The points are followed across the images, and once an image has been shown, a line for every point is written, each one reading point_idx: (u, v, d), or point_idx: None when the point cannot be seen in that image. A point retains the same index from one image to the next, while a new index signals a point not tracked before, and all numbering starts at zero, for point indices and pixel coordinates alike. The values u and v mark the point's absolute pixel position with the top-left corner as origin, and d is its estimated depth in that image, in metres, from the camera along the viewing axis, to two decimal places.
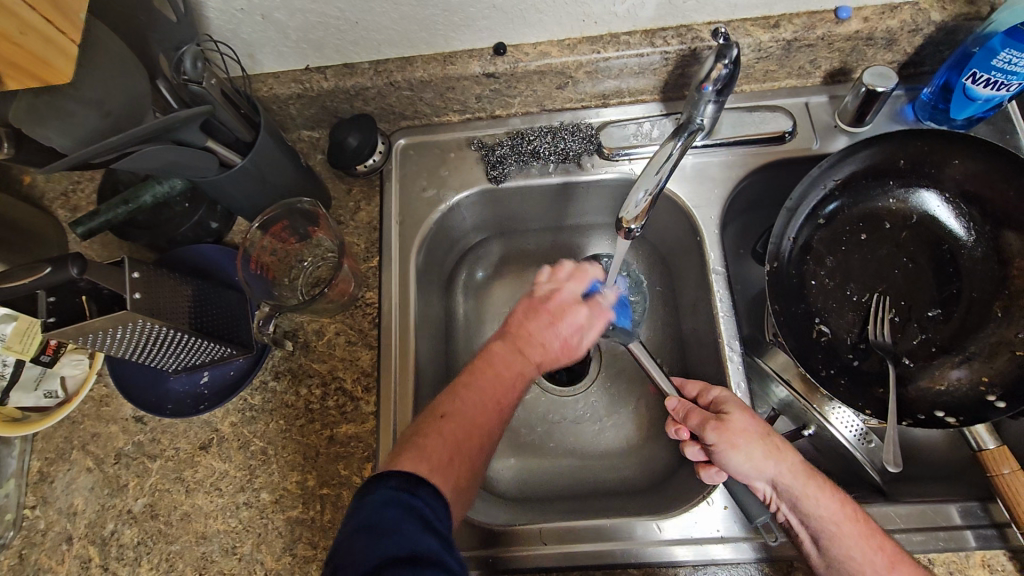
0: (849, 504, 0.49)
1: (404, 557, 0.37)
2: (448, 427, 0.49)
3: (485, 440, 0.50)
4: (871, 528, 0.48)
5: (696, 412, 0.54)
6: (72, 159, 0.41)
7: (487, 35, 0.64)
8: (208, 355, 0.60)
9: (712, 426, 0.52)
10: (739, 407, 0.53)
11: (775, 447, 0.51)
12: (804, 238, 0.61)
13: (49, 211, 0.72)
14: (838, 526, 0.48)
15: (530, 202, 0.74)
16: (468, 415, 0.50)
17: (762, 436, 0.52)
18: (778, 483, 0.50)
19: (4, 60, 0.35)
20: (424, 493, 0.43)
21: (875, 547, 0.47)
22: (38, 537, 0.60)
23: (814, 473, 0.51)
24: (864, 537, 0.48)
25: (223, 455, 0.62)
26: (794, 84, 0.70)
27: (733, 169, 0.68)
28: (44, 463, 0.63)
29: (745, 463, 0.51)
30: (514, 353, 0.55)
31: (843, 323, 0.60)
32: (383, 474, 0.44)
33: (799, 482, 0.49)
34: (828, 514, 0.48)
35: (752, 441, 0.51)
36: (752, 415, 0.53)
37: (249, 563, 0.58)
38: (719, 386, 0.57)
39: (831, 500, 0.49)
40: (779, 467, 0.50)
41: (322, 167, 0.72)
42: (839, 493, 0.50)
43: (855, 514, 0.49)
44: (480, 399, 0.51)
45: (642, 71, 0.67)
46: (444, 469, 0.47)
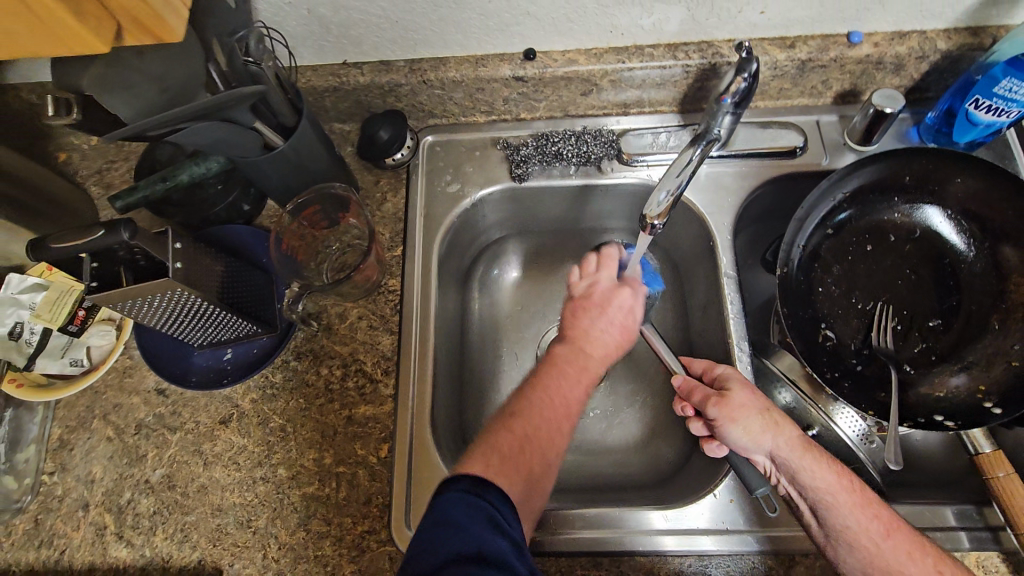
0: (847, 475, 0.52)
1: (471, 555, 0.39)
2: (517, 424, 0.50)
3: (556, 439, 0.51)
4: (866, 498, 0.50)
5: (698, 387, 0.57)
6: (128, 130, 0.42)
7: (519, 41, 0.67)
8: (234, 331, 0.63)
9: (713, 402, 0.55)
10: (740, 383, 0.57)
11: (774, 421, 0.54)
12: (813, 246, 0.64)
13: (82, 187, 0.74)
14: (835, 496, 0.50)
15: (549, 202, 0.76)
16: (539, 415, 0.51)
17: (761, 411, 0.55)
18: (776, 455, 0.53)
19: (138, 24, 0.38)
20: (493, 496, 0.44)
21: (870, 515, 0.49)
22: (55, 502, 0.61)
23: (813, 446, 0.53)
24: (861, 506, 0.50)
25: (243, 431, 0.63)
26: (806, 103, 0.74)
27: (746, 180, 0.71)
28: (64, 431, 0.64)
29: (744, 436, 0.54)
30: (579, 355, 0.57)
31: (847, 328, 0.62)
32: (452, 476, 0.46)
33: (795, 454, 0.52)
34: (825, 485, 0.51)
35: (751, 414, 0.54)
36: (752, 390, 0.56)
37: (264, 537, 0.59)
38: (722, 364, 0.59)
39: (828, 472, 0.51)
40: (776, 440, 0.53)
41: (351, 159, 0.75)
42: (837, 465, 0.52)
43: (852, 484, 0.51)
44: (547, 397, 0.53)
45: (663, 82, 0.70)
46: (513, 469, 0.48)
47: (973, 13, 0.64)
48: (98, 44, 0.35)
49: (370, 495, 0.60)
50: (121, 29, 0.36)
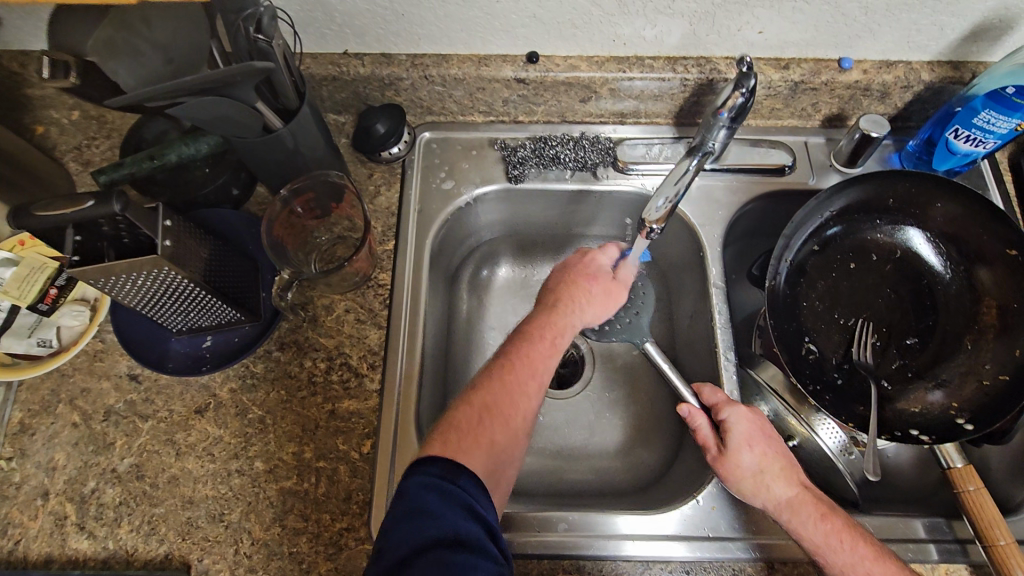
0: (842, 534, 0.52)
1: (450, 538, 0.40)
2: (478, 400, 0.51)
3: (523, 421, 0.52)
4: (863, 555, 0.50)
5: (701, 432, 0.59)
6: (124, 98, 0.42)
7: (523, 43, 0.68)
8: (216, 317, 0.61)
9: (714, 459, 0.58)
10: (740, 438, 0.57)
11: (765, 480, 0.56)
12: (799, 261, 0.66)
13: (60, 162, 0.70)
14: (826, 556, 0.51)
15: (543, 206, 0.77)
16: (499, 399, 0.52)
17: (756, 470, 0.56)
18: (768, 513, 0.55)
19: None
20: (466, 481, 0.44)
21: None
22: (11, 490, 0.58)
23: (807, 505, 0.53)
24: (854, 566, 0.50)
25: (219, 421, 0.61)
26: (795, 124, 0.76)
27: (737, 195, 0.73)
28: (26, 415, 0.61)
29: (736, 492, 0.56)
30: (554, 329, 0.58)
31: (830, 343, 0.64)
32: (423, 459, 0.45)
33: (783, 517, 0.54)
34: (813, 545, 0.52)
35: (743, 474, 0.56)
36: (751, 448, 0.57)
37: (237, 531, 0.56)
38: (729, 409, 0.59)
39: (818, 531, 0.52)
40: (766, 502, 0.55)
41: (345, 151, 0.74)
42: (829, 524, 0.52)
43: (843, 544, 0.51)
44: (510, 377, 0.53)
45: (660, 94, 0.71)
46: (474, 440, 0.48)
47: (954, 48, 0.67)
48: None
49: (350, 491, 0.58)
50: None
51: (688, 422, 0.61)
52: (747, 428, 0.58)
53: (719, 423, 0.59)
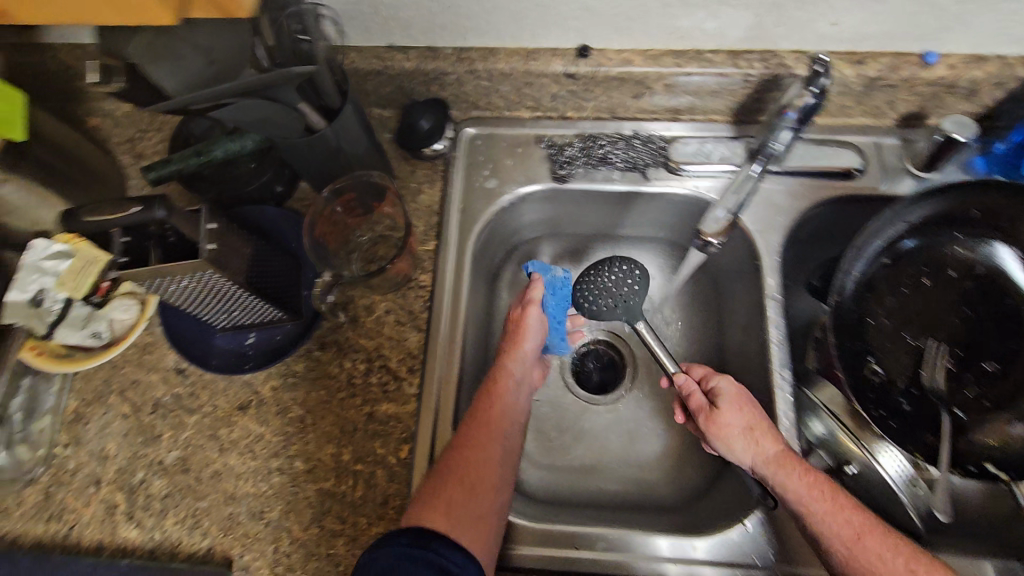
0: (823, 486, 0.52)
1: None
2: (451, 467, 0.54)
3: (488, 475, 0.55)
4: (840, 504, 0.51)
5: (694, 396, 0.63)
6: (161, 104, 0.42)
7: (574, 36, 0.64)
8: (258, 316, 0.61)
9: (707, 420, 0.60)
10: (731, 400, 0.60)
11: (756, 436, 0.57)
12: (867, 277, 0.62)
13: (113, 155, 0.72)
14: (809, 507, 0.52)
15: (590, 207, 0.74)
16: (467, 461, 0.54)
17: (747, 429, 0.58)
18: (756, 468, 0.56)
19: None
20: (437, 545, 0.46)
21: (840, 524, 0.50)
22: (67, 476, 0.60)
23: (793, 459, 0.54)
24: (833, 515, 0.50)
25: (261, 419, 0.61)
26: (867, 123, 0.70)
27: (799, 200, 0.68)
28: (80, 404, 0.63)
29: (726, 449, 0.58)
30: (497, 396, 0.60)
31: (896, 365, 0.60)
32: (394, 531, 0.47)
33: (770, 470, 0.54)
34: (796, 495, 0.52)
35: (733, 431, 0.58)
36: (744, 409, 0.59)
37: (276, 530, 0.57)
38: (721, 375, 0.62)
39: (801, 483, 0.52)
40: (755, 456, 0.56)
41: (388, 147, 0.73)
42: (812, 476, 0.53)
43: (825, 494, 0.52)
44: (470, 438, 0.56)
45: (719, 91, 0.67)
46: (436, 504, 0.51)
47: None
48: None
49: (387, 496, 0.58)
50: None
51: (683, 388, 0.65)
52: (739, 393, 0.60)
53: (712, 387, 0.62)
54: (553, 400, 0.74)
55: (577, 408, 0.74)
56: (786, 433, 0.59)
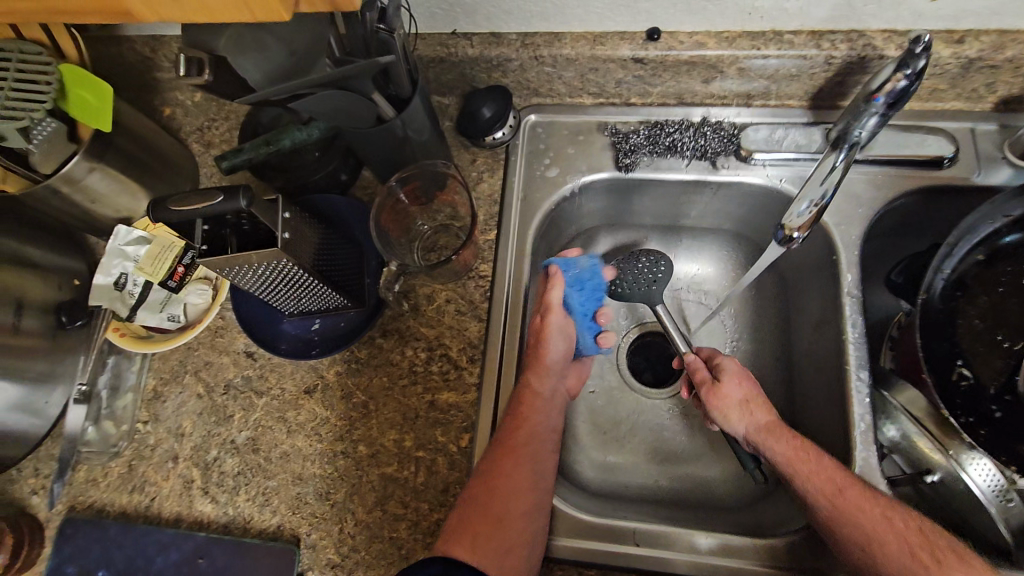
0: (810, 449, 0.54)
1: None
2: (480, 497, 0.54)
3: (518, 502, 0.55)
4: (825, 463, 0.52)
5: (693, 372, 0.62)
6: (249, 98, 0.43)
7: (644, 19, 0.62)
8: (325, 302, 0.62)
9: (705, 391, 0.60)
10: (732, 373, 0.60)
11: (751, 407, 0.58)
12: (958, 274, 0.57)
13: (185, 143, 0.74)
14: (795, 467, 0.53)
15: (653, 197, 0.72)
16: (498, 490, 0.54)
17: (743, 400, 0.59)
18: (749, 438, 0.58)
19: None
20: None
21: (822, 481, 0.51)
22: (147, 451, 0.63)
23: (783, 427, 0.56)
24: (819, 473, 0.52)
25: (326, 403, 0.63)
26: (960, 107, 0.65)
27: (882, 190, 0.64)
28: (158, 383, 0.65)
29: (722, 421, 0.59)
30: (525, 419, 0.58)
31: (989, 369, 0.56)
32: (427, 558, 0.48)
33: (762, 437, 0.56)
34: (783, 458, 0.54)
35: (730, 404, 0.58)
36: (743, 381, 0.60)
37: (341, 511, 0.59)
38: (720, 351, 0.63)
39: (789, 446, 0.54)
40: (748, 426, 0.58)
41: (449, 134, 0.72)
42: (798, 440, 0.54)
43: (810, 455, 0.53)
44: (500, 467, 0.55)
45: (798, 74, 0.63)
46: (466, 535, 0.53)
47: None
48: (281, 11, 0.40)
49: (448, 483, 0.59)
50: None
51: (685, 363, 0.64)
52: (739, 366, 0.61)
53: (711, 362, 0.62)
54: (610, 393, 0.73)
55: (634, 402, 0.72)
56: (861, 435, 0.56)
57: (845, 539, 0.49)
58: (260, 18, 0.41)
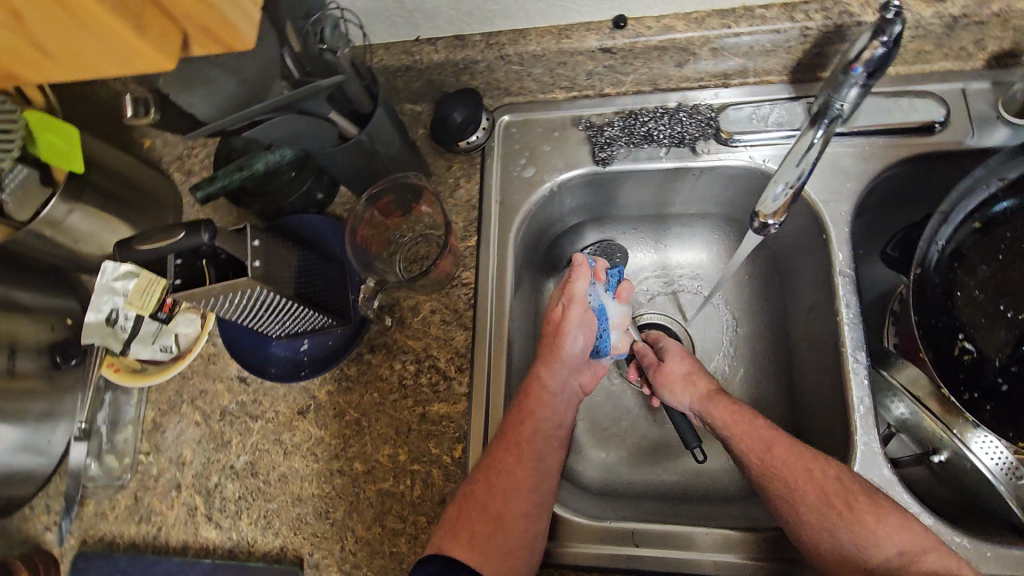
0: (744, 412, 0.57)
1: None
2: (484, 496, 0.54)
3: (522, 502, 0.54)
4: (756, 423, 0.56)
5: (643, 356, 0.67)
6: (206, 128, 0.42)
7: (609, 7, 0.60)
8: (309, 323, 0.62)
9: (652, 371, 0.65)
10: (674, 352, 0.65)
11: (694, 379, 0.62)
12: (955, 244, 0.55)
13: (165, 174, 0.74)
14: (728, 427, 0.57)
15: (635, 187, 0.70)
16: (496, 487, 0.54)
17: (687, 373, 0.62)
18: (693, 409, 0.61)
19: (196, 24, 0.31)
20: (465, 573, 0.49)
21: (751, 439, 0.55)
22: (151, 481, 0.64)
23: (722, 395, 0.60)
24: (750, 432, 0.55)
25: (320, 422, 0.63)
26: (949, 68, 0.62)
27: (870, 162, 0.61)
28: (157, 413, 0.66)
29: (669, 397, 0.63)
30: (528, 415, 0.58)
31: (993, 341, 0.53)
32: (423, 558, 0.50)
33: (703, 406, 0.60)
34: (721, 421, 0.57)
35: (674, 379, 0.63)
36: (687, 358, 0.64)
37: (341, 529, 0.59)
38: (666, 336, 0.68)
39: (725, 411, 0.58)
40: (691, 396, 0.61)
41: (423, 142, 0.72)
42: (735, 406, 0.58)
43: (742, 417, 0.57)
44: (503, 466, 0.55)
45: (774, 49, 0.61)
46: (464, 527, 0.52)
47: None
48: (161, 61, 0.31)
49: (444, 495, 0.58)
50: (185, 38, 0.32)
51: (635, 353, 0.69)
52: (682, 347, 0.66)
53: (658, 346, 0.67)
54: (607, 390, 0.72)
55: (631, 396, 0.72)
56: (862, 419, 0.54)
57: (774, 493, 0.52)
58: (136, 72, 0.32)
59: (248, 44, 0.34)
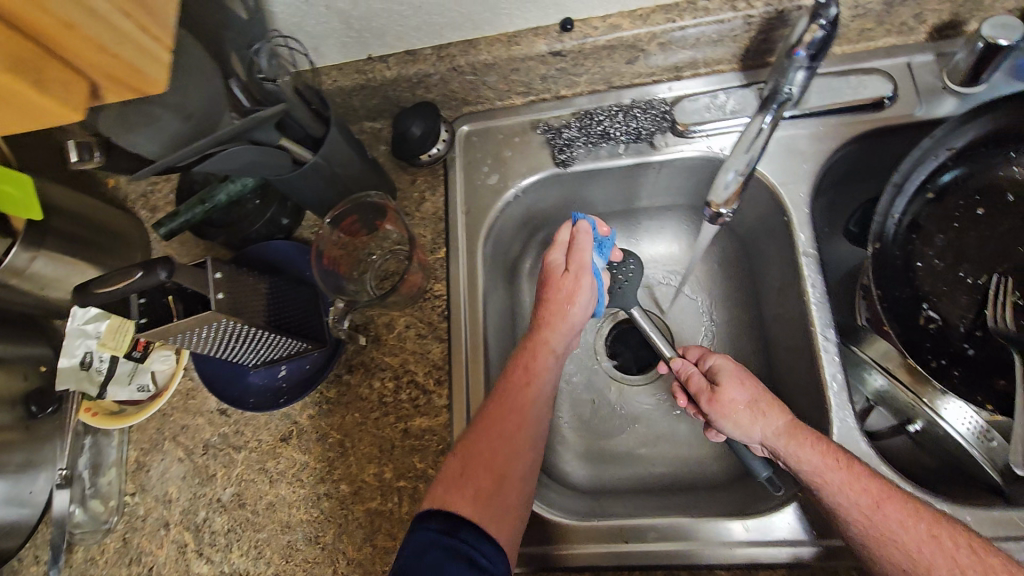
0: (837, 454, 0.49)
1: None
2: (484, 452, 0.53)
3: (520, 458, 0.54)
4: (855, 470, 0.47)
5: (692, 379, 0.60)
6: (155, 166, 0.42)
7: (554, 11, 0.60)
8: (284, 350, 0.61)
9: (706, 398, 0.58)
10: (730, 375, 0.57)
11: (760, 409, 0.54)
12: (911, 216, 0.56)
13: (131, 212, 0.74)
14: (823, 476, 0.48)
15: (599, 185, 0.71)
16: (497, 443, 0.54)
17: (751, 402, 0.55)
18: (767, 443, 0.53)
19: (102, 72, 0.34)
20: (466, 534, 0.47)
21: (856, 493, 0.46)
22: (139, 522, 0.64)
23: (804, 430, 0.51)
24: (851, 482, 0.47)
25: (304, 447, 0.63)
26: (894, 43, 0.63)
27: (824, 142, 0.62)
28: (140, 453, 0.66)
29: (734, 428, 0.55)
30: (533, 375, 0.58)
31: (955, 307, 0.54)
32: (424, 515, 0.49)
33: (782, 442, 0.51)
34: (812, 466, 0.49)
35: (738, 408, 0.55)
36: (747, 384, 0.56)
37: (333, 553, 0.59)
38: (716, 353, 0.60)
39: (815, 454, 0.49)
40: (764, 430, 0.53)
41: (385, 159, 0.72)
42: (825, 446, 0.49)
43: (839, 462, 0.48)
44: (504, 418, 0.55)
45: (720, 38, 0.62)
46: (463, 489, 0.51)
47: None
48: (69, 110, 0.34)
49: None
50: (94, 87, 0.35)
51: (680, 372, 0.61)
52: (737, 367, 0.58)
53: (707, 366, 0.60)
54: (590, 389, 0.72)
55: (613, 392, 0.72)
56: (836, 396, 0.55)
57: (889, 561, 0.44)
58: (46, 122, 0.35)
59: (159, 88, 0.37)
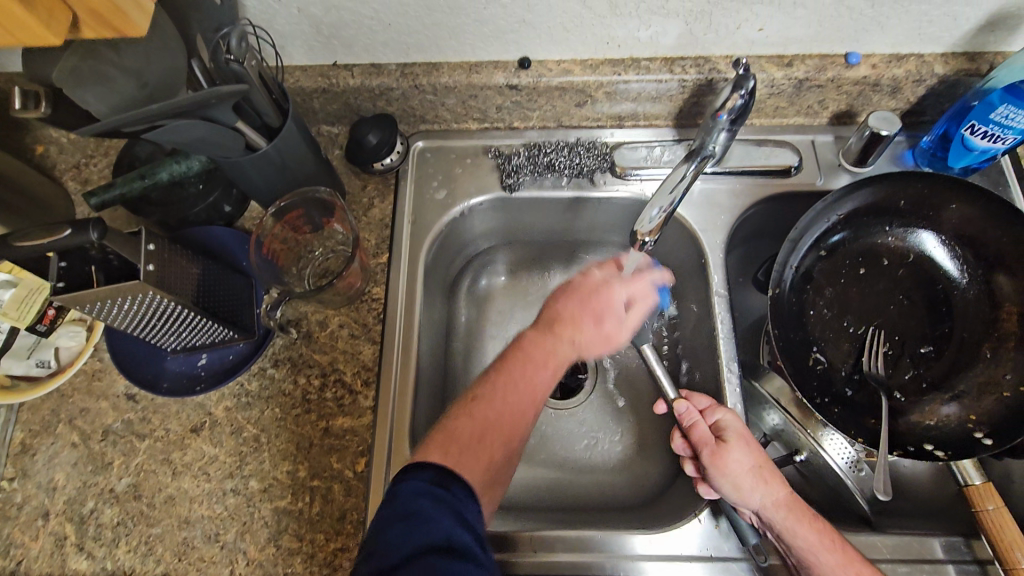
0: (830, 534, 0.52)
1: (440, 545, 0.39)
2: (478, 408, 0.50)
3: (518, 424, 0.51)
4: (847, 552, 0.51)
5: (697, 428, 0.58)
6: (99, 125, 0.42)
7: (515, 49, 0.66)
8: (209, 337, 0.60)
9: (712, 454, 0.56)
10: (737, 435, 0.57)
11: (763, 476, 0.54)
12: (805, 268, 0.64)
13: (58, 182, 0.71)
14: (817, 555, 0.51)
15: (542, 213, 0.75)
16: (494, 403, 0.51)
17: (754, 467, 0.55)
18: (764, 513, 0.53)
19: (84, 5, 0.36)
20: (459, 489, 0.43)
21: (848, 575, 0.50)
22: (14, 510, 0.59)
23: (799, 504, 0.53)
24: (842, 566, 0.50)
25: (215, 440, 0.61)
26: (802, 122, 0.73)
27: (740, 198, 0.70)
28: (28, 435, 0.62)
29: (732, 490, 0.54)
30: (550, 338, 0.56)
31: (839, 353, 0.62)
32: (417, 465, 0.44)
33: (781, 515, 0.53)
34: (806, 544, 0.51)
35: (741, 471, 0.55)
36: (750, 446, 0.56)
37: (231, 552, 0.56)
38: (723, 408, 0.59)
39: (811, 533, 0.52)
40: (764, 499, 0.53)
41: (338, 163, 0.74)
42: (820, 523, 0.52)
43: (833, 543, 0.51)
44: (509, 384, 0.52)
45: (658, 96, 0.69)
46: (478, 454, 0.48)
47: (970, 38, 0.63)
48: (49, 35, 0.36)
49: (345, 510, 0.57)
50: (75, 17, 0.37)
51: (685, 417, 0.60)
52: (743, 427, 0.58)
53: (714, 420, 0.58)
54: None
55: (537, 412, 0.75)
56: None
57: None
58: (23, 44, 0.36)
59: (139, 33, 0.40)
